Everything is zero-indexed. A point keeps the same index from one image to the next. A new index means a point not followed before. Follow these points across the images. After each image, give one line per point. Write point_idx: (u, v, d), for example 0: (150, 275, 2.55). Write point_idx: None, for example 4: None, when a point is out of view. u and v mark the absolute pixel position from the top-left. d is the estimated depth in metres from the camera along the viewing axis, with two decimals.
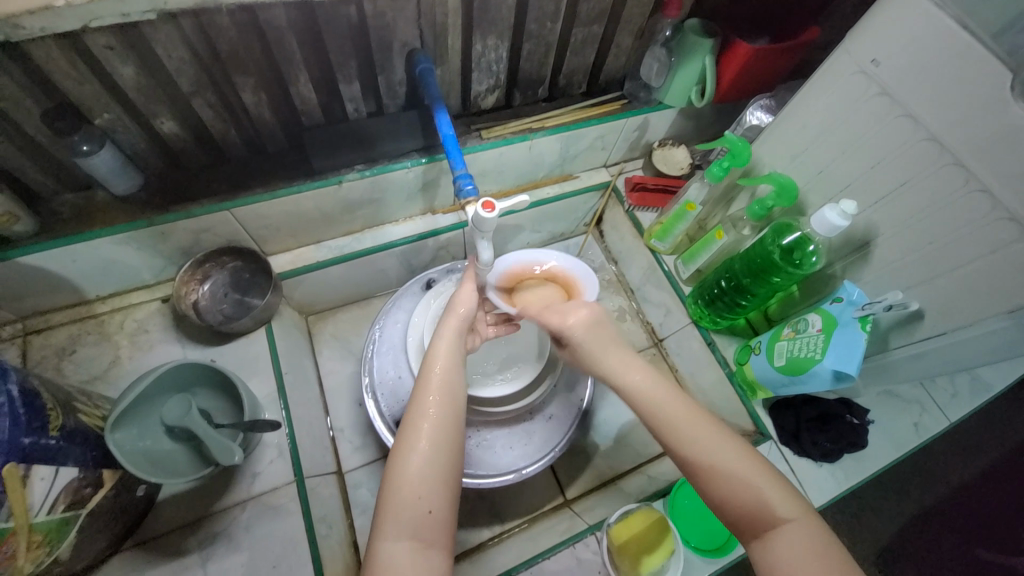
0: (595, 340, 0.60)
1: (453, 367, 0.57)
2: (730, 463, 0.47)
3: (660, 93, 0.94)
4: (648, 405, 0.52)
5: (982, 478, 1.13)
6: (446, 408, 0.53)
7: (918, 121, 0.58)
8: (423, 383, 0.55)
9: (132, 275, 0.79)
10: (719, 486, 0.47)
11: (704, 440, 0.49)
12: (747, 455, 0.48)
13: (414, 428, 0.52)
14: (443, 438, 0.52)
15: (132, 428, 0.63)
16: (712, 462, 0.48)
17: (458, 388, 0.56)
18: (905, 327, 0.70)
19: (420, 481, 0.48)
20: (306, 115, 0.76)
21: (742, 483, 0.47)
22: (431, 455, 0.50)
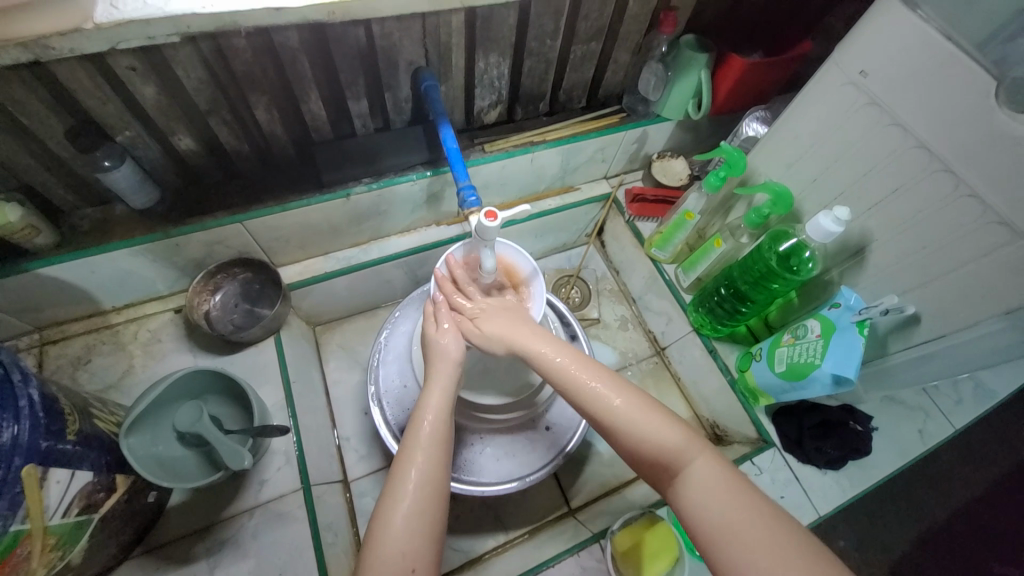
0: (503, 323, 0.64)
1: (439, 417, 0.59)
2: (629, 418, 0.53)
3: (657, 107, 0.97)
4: (559, 373, 0.58)
5: (993, 489, 1.11)
6: (431, 454, 0.56)
7: (908, 129, 0.60)
8: (411, 432, 0.58)
9: (147, 286, 0.82)
10: (621, 434, 0.53)
11: (606, 404, 0.55)
12: (650, 409, 0.54)
13: (402, 481, 0.54)
14: (430, 483, 0.55)
15: (145, 434, 0.65)
16: (621, 420, 0.54)
17: (446, 431, 0.59)
18: (903, 331, 0.71)
19: (405, 529, 0.51)
20: (316, 131, 0.79)
21: (637, 429, 0.53)
22: (418, 501, 0.53)
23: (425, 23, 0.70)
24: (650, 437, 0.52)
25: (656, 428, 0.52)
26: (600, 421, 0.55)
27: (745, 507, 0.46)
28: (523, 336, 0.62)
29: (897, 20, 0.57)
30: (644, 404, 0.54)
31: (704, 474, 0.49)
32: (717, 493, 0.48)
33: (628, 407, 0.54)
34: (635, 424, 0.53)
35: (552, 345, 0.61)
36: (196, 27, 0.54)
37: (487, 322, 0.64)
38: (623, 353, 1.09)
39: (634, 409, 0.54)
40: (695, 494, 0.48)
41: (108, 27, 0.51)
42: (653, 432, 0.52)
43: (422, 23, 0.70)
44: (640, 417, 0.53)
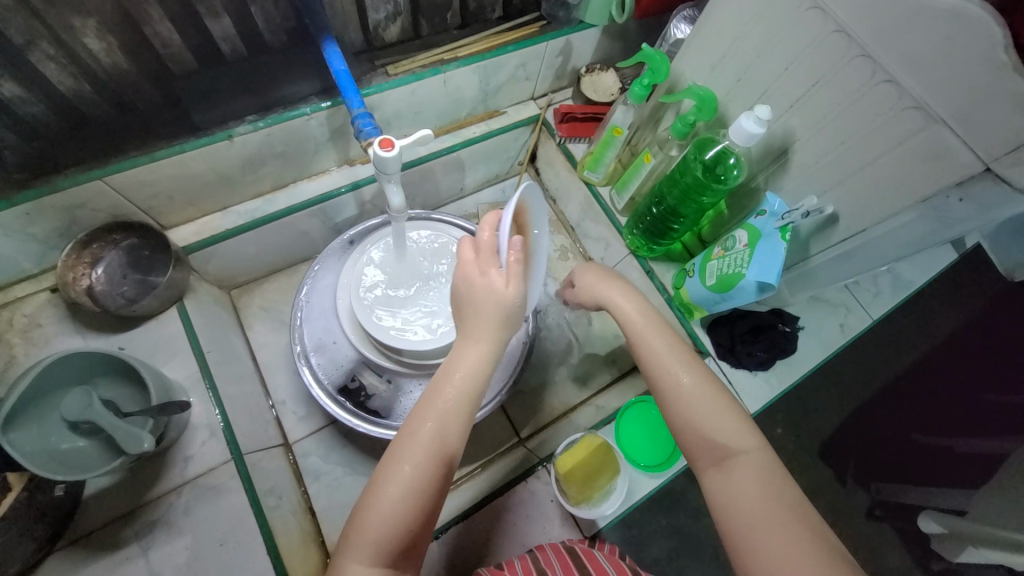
0: (594, 277, 0.67)
1: (476, 375, 0.51)
2: (709, 404, 0.52)
3: (580, 12, 0.87)
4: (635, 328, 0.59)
5: (909, 372, 1.22)
6: (455, 413, 0.49)
7: (828, 12, 0.55)
8: (434, 384, 0.50)
9: (8, 264, 0.70)
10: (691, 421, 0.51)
11: (695, 383, 0.53)
12: (724, 400, 0.52)
13: (410, 441, 0.47)
14: (441, 445, 0.48)
15: (29, 429, 0.58)
16: (695, 402, 0.52)
17: (473, 397, 0.50)
18: (822, 232, 0.72)
19: (406, 494, 0.45)
20: (176, 61, 0.66)
21: (711, 422, 0.51)
22: (426, 465, 0.46)
23: None
24: (711, 421, 0.51)
25: (726, 416, 0.51)
26: (657, 388, 0.54)
27: (787, 515, 0.45)
28: (614, 293, 0.64)
29: None
30: (726, 400, 0.52)
31: (756, 475, 0.48)
32: (765, 494, 0.46)
33: (702, 381, 0.53)
34: (700, 406, 0.52)
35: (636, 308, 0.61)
36: None
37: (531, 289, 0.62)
38: None
39: (704, 386, 0.53)
40: (753, 499, 0.46)
41: None
42: (723, 418, 0.51)
43: None
44: (711, 400, 0.52)
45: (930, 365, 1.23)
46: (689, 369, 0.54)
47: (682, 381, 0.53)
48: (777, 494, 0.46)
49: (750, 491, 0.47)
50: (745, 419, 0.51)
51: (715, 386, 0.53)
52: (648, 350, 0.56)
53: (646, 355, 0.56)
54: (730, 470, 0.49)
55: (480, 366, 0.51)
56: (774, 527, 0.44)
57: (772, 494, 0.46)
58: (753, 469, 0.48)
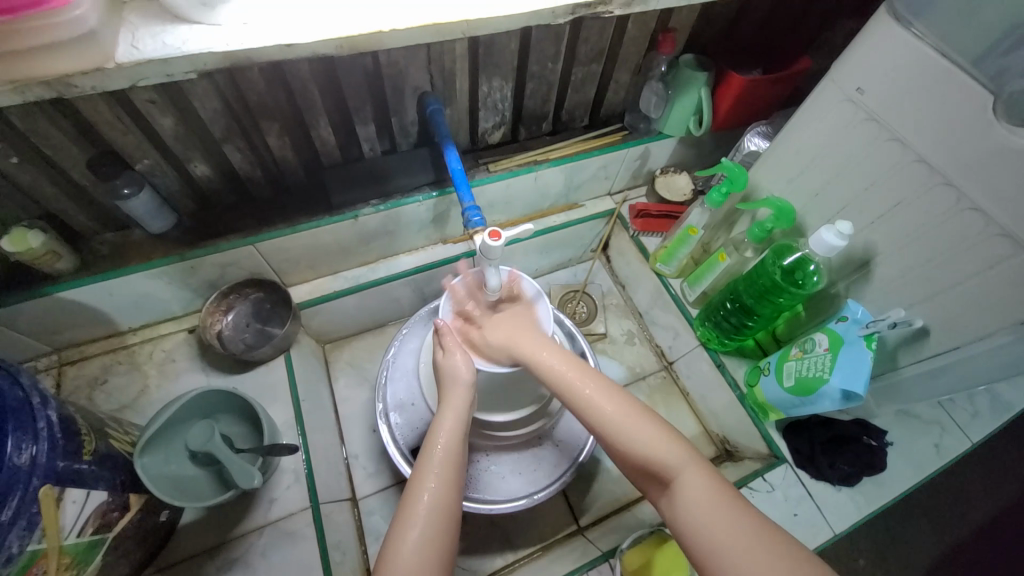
0: (508, 333, 0.66)
1: (456, 437, 0.60)
2: (638, 434, 0.54)
3: (660, 124, 0.98)
4: (556, 379, 0.60)
5: (1020, 510, 1.08)
6: (446, 473, 0.56)
7: (908, 144, 0.61)
8: (424, 456, 0.58)
9: (162, 307, 0.84)
10: (631, 451, 0.54)
11: (624, 419, 0.55)
12: (643, 422, 0.55)
13: (411, 508, 0.54)
14: (440, 509, 0.54)
15: (159, 453, 0.67)
16: (619, 429, 0.55)
17: (459, 450, 0.59)
18: (912, 345, 0.71)
19: (417, 559, 0.50)
20: (326, 155, 0.81)
21: (645, 449, 0.53)
22: (429, 528, 0.52)
23: (429, 50, 0.72)
24: (643, 447, 0.53)
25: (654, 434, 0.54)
26: (592, 424, 0.57)
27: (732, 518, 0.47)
28: (527, 346, 0.63)
29: (891, 37, 0.58)
30: (648, 422, 0.55)
31: (699, 486, 0.50)
32: (706, 502, 0.48)
33: (615, 405, 0.57)
34: (634, 435, 0.54)
35: (555, 359, 0.61)
36: (214, 64, 0.53)
37: (489, 332, 0.67)
38: (630, 368, 1.08)
39: (625, 410, 0.56)
40: (703, 510, 0.48)
41: (128, 66, 0.50)
42: (643, 439, 0.54)
43: (427, 50, 0.71)
44: (634, 424, 0.55)
45: None
46: (605, 394, 0.58)
47: (604, 414, 0.56)
48: (717, 502, 0.48)
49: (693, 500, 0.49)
50: (672, 441, 0.53)
51: (639, 410, 0.56)
52: (572, 386, 0.59)
53: (568, 392, 0.59)
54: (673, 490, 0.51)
55: (456, 423, 0.61)
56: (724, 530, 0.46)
57: (719, 508, 0.48)
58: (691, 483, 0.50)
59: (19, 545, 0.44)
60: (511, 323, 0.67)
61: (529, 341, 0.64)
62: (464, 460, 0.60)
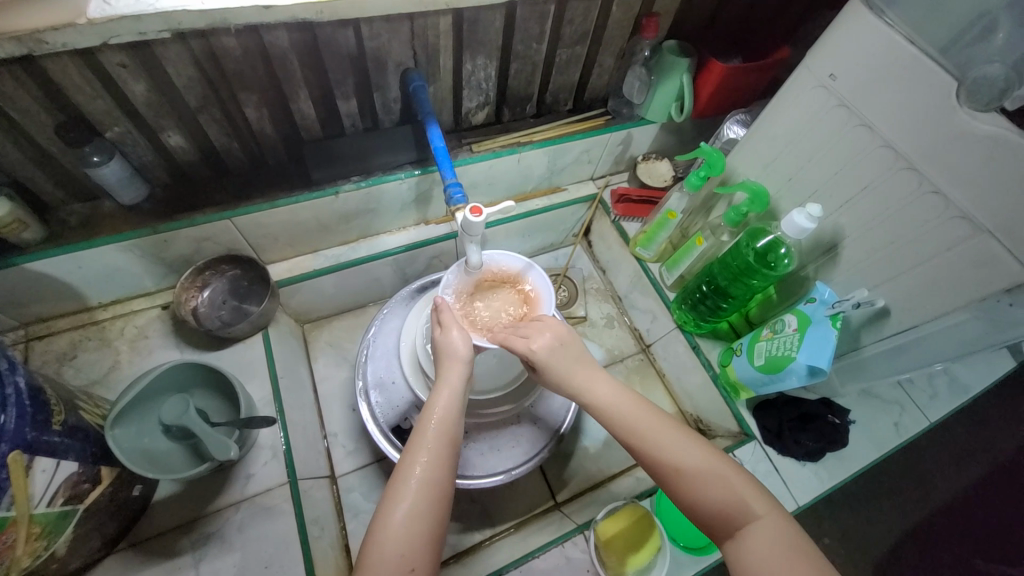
0: (567, 361, 0.61)
1: (453, 418, 0.59)
2: (704, 476, 0.52)
3: (641, 109, 0.99)
4: (615, 413, 0.57)
5: (970, 488, 1.14)
6: (439, 450, 0.56)
7: (874, 129, 0.63)
8: (419, 430, 0.58)
9: (134, 282, 0.82)
10: (698, 499, 0.52)
11: (679, 451, 0.54)
12: (712, 460, 0.53)
13: (404, 480, 0.54)
14: (432, 485, 0.54)
15: (131, 426, 0.66)
16: (694, 478, 0.52)
17: (453, 427, 0.59)
18: (873, 325, 0.74)
19: (405, 534, 0.51)
20: (306, 130, 0.80)
21: (709, 492, 0.51)
22: (419, 505, 0.53)
23: (413, 26, 0.71)
24: (707, 489, 0.52)
25: (738, 492, 0.51)
26: (658, 467, 0.54)
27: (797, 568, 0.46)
28: (590, 380, 0.59)
29: (863, 25, 0.60)
30: (718, 465, 0.53)
31: (772, 535, 0.48)
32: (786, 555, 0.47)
33: (688, 451, 0.53)
34: (693, 473, 0.52)
35: (615, 396, 0.58)
36: (189, 24, 0.52)
37: (543, 347, 0.61)
38: (609, 351, 1.10)
39: (700, 459, 0.53)
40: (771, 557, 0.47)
41: (100, 23, 0.49)
42: (715, 489, 0.51)
43: (410, 26, 0.71)
44: (709, 474, 0.52)
45: (998, 482, 1.15)
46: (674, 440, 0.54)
47: (672, 464, 0.53)
48: (799, 559, 0.46)
49: (772, 553, 0.47)
50: (734, 479, 0.52)
51: (717, 463, 0.53)
52: (635, 426, 0.56)
53: (634, 441, 0.55)
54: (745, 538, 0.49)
55: (451, 404, 0.60)
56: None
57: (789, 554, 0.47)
58: (767, 532, 0.49)
59: None
60: (569, 344, 0.62)
61: (588, 369, 0.61)
62: (458, 441, 0.60)
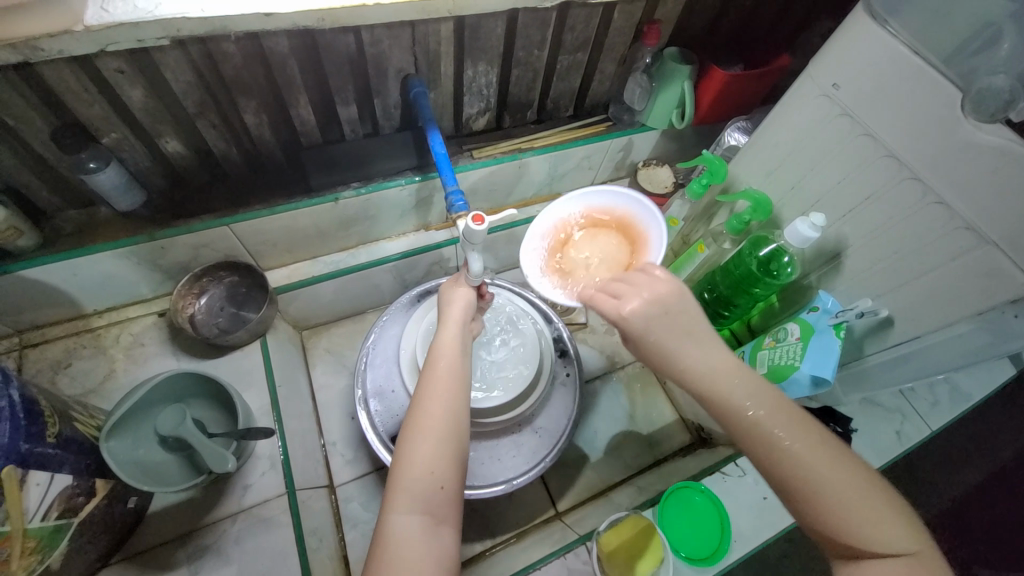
0: (667, 334, 0.50)
1: (460, 354, 0.59)
2: (846, 497, 0.42)
3: (643, 116, 0.99)
4: (736, 405, 0.46)
5: (970, 495, 1.14)
6: (453, 384, 0.55)
7: (878, 139, 0.63)
8: (429, 365, 0.57)
9: (131, 289, 0.81)
10: (821, 516, 0.43)
11: (820, 465, 0.43)
12: (857, 480, 0.43)
13: (423, 412, 0.53)
14: (451, 418, 0.53)
15: (127, 437, 0.65)
16: (824, 492, 0.42)
17: (462, 363, 0.58)
18: (877, 334, 0.74)
19: (427, 463, 0.50)
20: (305, 135, 0.79)
21: (845, 513, 0.42)
22: (440, 437, 0.51)
23: (414, 32, 0.71)
24: (846, 512, 0.42)
25: (879, 520, 0.42)
26: (786, 476, 0.44)
27: None
28: (700, 365, 0.49)
29: (866, 35, 0.60)
30: (863, 485, 0.43)
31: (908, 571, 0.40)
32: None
33: (820, 461, 0.43)
34: (830, 491, 0.42)
35: (740, 387, 0.47)
36: (188, 32, 0.51)
37: (636, 309, 0.50)
38: (610, 358, 1.10)
39: (840, 474, 0.43)
40: None
41: (98, 29, 0.48)
42: (852, 509, 0.42)
43: (411, 32, 0.70)
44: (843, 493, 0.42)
45: (999, 489, 1.14)
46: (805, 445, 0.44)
47: (802, 472, 0.43)
48: None
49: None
50: (880, 505, 0.42)
51: (861, 478, 0.43)
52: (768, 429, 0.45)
53: (756, 437, 0.45)
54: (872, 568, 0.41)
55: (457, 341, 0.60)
56: None
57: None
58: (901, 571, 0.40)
59: None
60: (669, 307, 0.51)
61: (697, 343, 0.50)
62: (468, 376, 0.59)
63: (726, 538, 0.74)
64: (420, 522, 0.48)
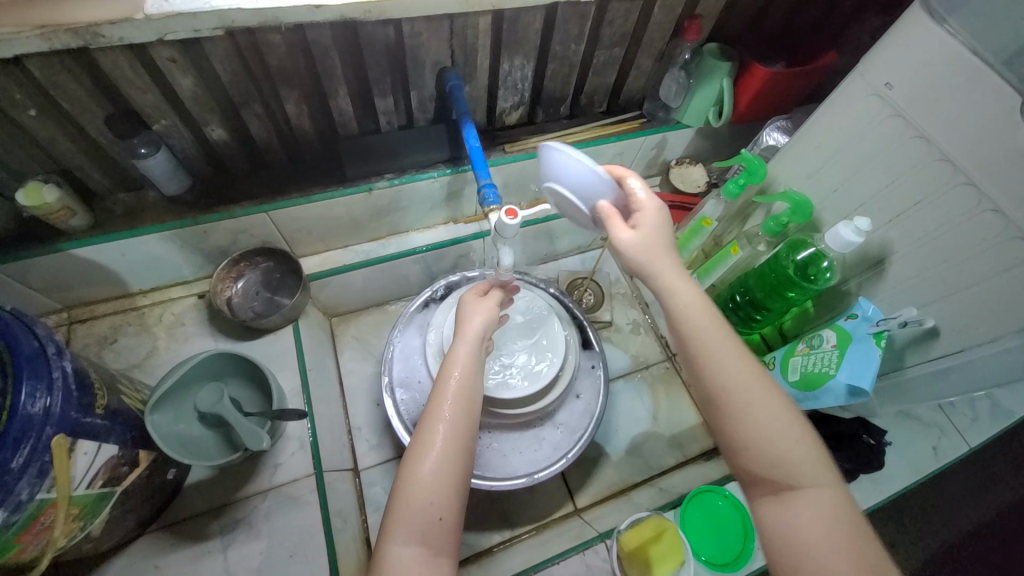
0: (651, 257, 0.54)
1: (471, 376, 0.59)
2: (769, 431, 0.50)
3: (678, 113, 0.97)
4: (697, 337, 0.52)
5: (1006, 515, 1.08)
6: (461, 408, 0.56)
7: (932, 142, 0.60)
8: (438, 386, 0.58)
9: (174, 271, 0.84)
10: (750, 443, 0.50)
11: (753, 400, 0.51)
12: (781, 417, 0.51)
13: (427, 430, 0.54)
14: (454, 439, 0.54)
15: (168, 411, 0.68)
16: (757, 427, 0.50)
17: (472, 387, 0.58)
18: (921, 345, 0.71)
19: (429, 486, 0.51)
20: (342, 126, 0.80)
21: (766, 444, 0.50)
22: (445, 456, 0.53)
23: (452, 25, 0.71)
24: (769, 444, 0.50)
25: (798, 459, 0.49)
26: (721, 404, 0.51)
27: (836, 536, 0.46)
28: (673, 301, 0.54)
29: (923, 34, 0.57)
30: (783, 420, 0.51)
31: (820, 502, 0.48)
32: (825, 530, 0.46)
33: (766, 404, 0.51)
34: (757, 424, 0.50)
35: (702, 321, 0.53)
36: (241, 22, 0.53)
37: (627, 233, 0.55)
38: (634, 357, 1.09)
39: (764, 410, 0.51)
40: (811, 522, 0.47)
41: (157, 19, 0.50)
42: (770, 442, 0.50)
43: (450, 25, 0.71)
44: (777, 431, 0.50)
45: None
46: (756, 387, 0.51)
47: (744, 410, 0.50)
48: (844, 531, 0.46)
49: (815, 529, 0.46)
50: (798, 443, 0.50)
51: (783, 415, 0.51)
52: (714, 364, 0.52)
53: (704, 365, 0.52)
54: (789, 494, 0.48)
55: (468, 364, 0.60)
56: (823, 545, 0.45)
57: (831, 523, 0.46)
58: (818, 503, 0.48)
59: (29, 492, 0.45)
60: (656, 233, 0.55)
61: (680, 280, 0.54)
62: (479, 400, 0.59)
63: (749, 543, 0.74)
64: (417, 553, 0.49)
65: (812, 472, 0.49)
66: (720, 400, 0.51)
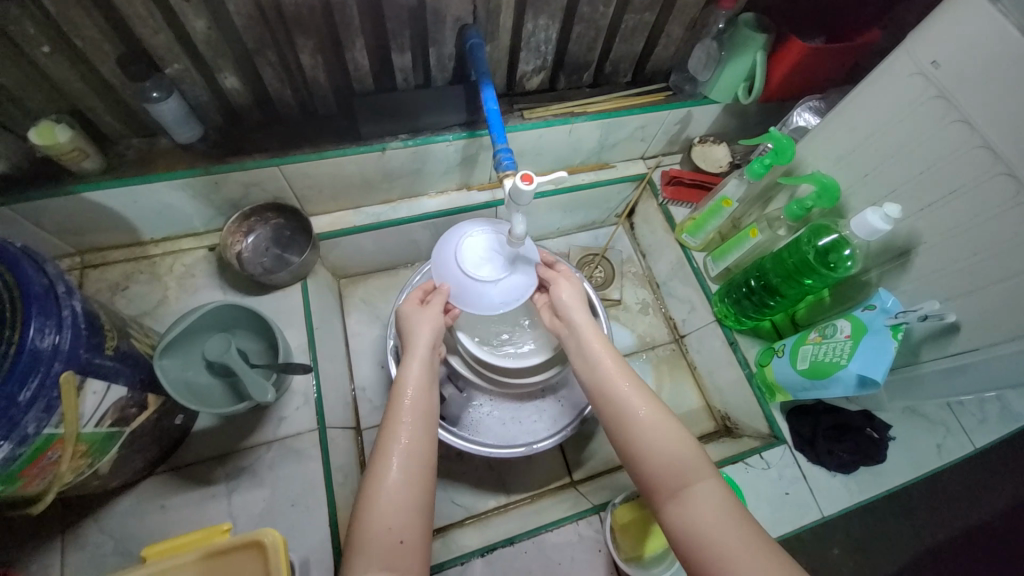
0: (575, 304, 0.69)
1: (424, 396, 0.62)
2: (660, 435, 0.56)
3: (706, 88, 0.92)
4: (597, 366, 0.63)
5: (1003, 517, 1.08)
6: (415, 430, 0.59)
7: (975, 127, 0.57)
8: (392, 408, 0.61)
9: (185, 221, 0.84)
10: (646, 451, 0.56)
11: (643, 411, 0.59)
12: (668, 425, 0.58)
13: (383, 454, 0.57)
14: (411, 458, 0.57)
15: (176, 358, 0.69)
16: (647, 437, 0.57)
17: (424, 410, 0.61)
18: (938, 340, 0.70)
19: (389, 509, 0.53)
20: (358, 81, 0.78)
21: (657, 449, 0.56)
22: (401, 476, 0.55)
23: None
24: (660, 446, 0.56)
25: (690, 464, 0.55)
26: (617, 418, 0.59)
27: (727, 524, 0.49)
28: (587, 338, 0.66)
29: (979, 8, 0.53)
30: (672, 428, 0.57)
31: (710, 497, 0.52)
32: (717, 520, 0.50)
33: (652, 414, 0.58)
34: (649, 432, 0.57)
35: (603, 352, 0.64)
36: None
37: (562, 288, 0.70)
38: (641, 337, 1.09)
39: (652, 419, 0.58)
40: (706, 516, 0.50)
41: None
42: (659, 446, 0.56)
43: None
44: (666, 434, 0.57)
45: None
46: (646, 402, 0.59)
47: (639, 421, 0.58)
48: (733, 521, 0.50)
49: (702, 523, 0.50)
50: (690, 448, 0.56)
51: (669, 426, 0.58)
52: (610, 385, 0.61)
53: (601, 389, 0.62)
54: (685, 494, 0.53)
55: (419, 385, 0.63)
56: (717, 535, 0.49)
57: (722, 515, 0.50)
58: (707, 496, 0.52)
59: (36, 426, 0.46)
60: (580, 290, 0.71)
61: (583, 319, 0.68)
62: (433, 420, 0.62)
63: None
64: None
65: (703, 472, 0.54)
66: (617, 416, 0.59)
